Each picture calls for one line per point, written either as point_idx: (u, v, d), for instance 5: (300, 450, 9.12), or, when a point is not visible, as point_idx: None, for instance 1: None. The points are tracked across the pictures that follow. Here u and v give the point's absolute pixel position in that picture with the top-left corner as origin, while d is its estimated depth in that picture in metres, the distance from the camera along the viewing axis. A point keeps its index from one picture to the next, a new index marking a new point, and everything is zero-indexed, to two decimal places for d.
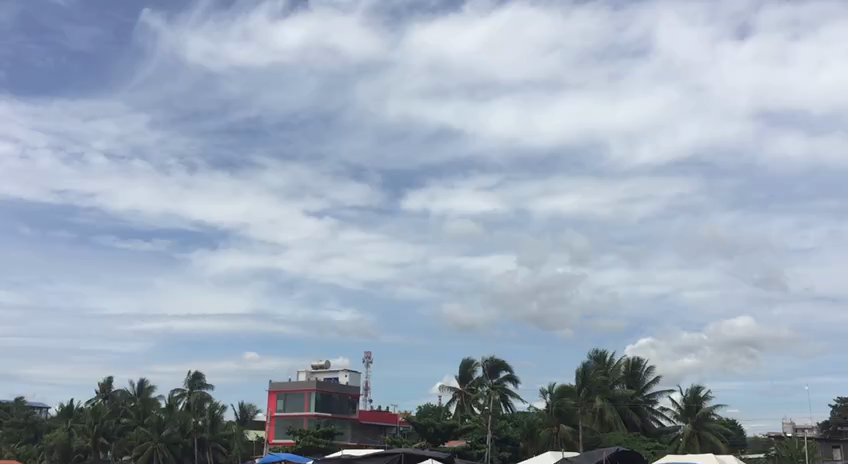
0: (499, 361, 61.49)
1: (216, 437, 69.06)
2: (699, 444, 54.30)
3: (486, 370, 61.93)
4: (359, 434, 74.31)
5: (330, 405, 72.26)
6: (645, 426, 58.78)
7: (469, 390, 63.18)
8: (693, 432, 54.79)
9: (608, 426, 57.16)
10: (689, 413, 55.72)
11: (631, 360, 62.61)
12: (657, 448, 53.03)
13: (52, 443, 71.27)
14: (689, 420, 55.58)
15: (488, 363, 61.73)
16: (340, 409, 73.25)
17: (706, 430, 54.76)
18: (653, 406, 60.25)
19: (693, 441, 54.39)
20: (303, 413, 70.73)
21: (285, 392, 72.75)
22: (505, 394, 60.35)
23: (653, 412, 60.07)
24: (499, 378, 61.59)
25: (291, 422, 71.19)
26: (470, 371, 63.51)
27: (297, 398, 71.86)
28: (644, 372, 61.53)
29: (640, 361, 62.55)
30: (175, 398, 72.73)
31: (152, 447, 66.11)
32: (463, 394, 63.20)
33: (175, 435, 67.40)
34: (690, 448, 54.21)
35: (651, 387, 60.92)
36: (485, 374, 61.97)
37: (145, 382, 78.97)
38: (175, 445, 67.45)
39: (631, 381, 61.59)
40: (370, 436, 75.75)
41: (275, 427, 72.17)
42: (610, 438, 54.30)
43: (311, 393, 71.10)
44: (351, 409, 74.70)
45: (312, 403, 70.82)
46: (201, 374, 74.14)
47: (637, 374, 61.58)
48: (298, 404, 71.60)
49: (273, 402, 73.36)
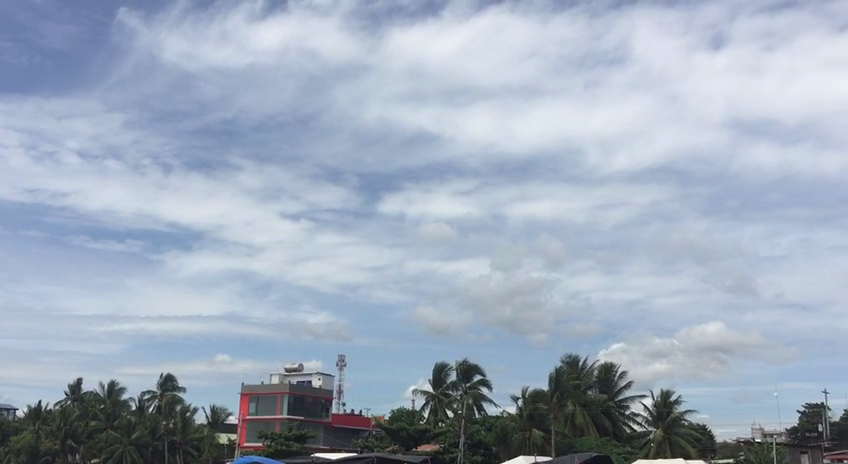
0: (471, 364, 61.53)
1: (187, 440, 68.26)
2: (670, 448, 54.94)
3: (461, 373, 61.90)
4: (332, 437, 74.06)
5: (302, 408, 72.03)
6: (617, 431, 59.22)
7: (443, 394, 63.14)
8: (664, 437, 55.33)
9: (580, 430, 57.52)
10: (661, 417, 56.31)
11: (604, 365, 63.05)
12: (628, 453, 53.48)
13: (18, 445, 70.28)
14: (660, 425, 56.11)
15: (461, 367, 61.76)
16: (313, 413, 73.04)
17: (677, 435, 55.45)
18: (624, 411, 60.69)
19: (664, 446, 54.99)
20: (275, 416, 70.41)
21: (256, 395, 72.38)
22: (479, 399, 60.22)
23: (625, 417, 60.49)
24: (473, 382, 61.62)
25: (262, 425, 70.94)
26: (444, 375, 63.51)
27: (269, 401, 71.46)
28: (617, 377, 61.96)
29: (613, 365, 63.00)
30: (146, 400, 72.01)
31: (122, 449, 65.56)
32: (436, 398, 63.11)
33: (145, 437, 66.70)
34: (660, 452, 54.82)
35: (623, 392, 61.38)
36: (460, 377, 61.97)
37: (115, 384, 78.16)
38: (145, 448, 66.71)
39: (604, 385, 61.94)
40: (343, 439, 75.49)
41: (247, 431, 71.91)
42: (582, 443, 54.58)
43: (283, 396, 70.76)
44: (324, 413, 74.57)
45: (285, 406, 70.46)
46: (172, 376, 73.25)
47: (610, 378, 61.96)
48: (270, 407, 71.20)
49: (244, 405, 72.96)
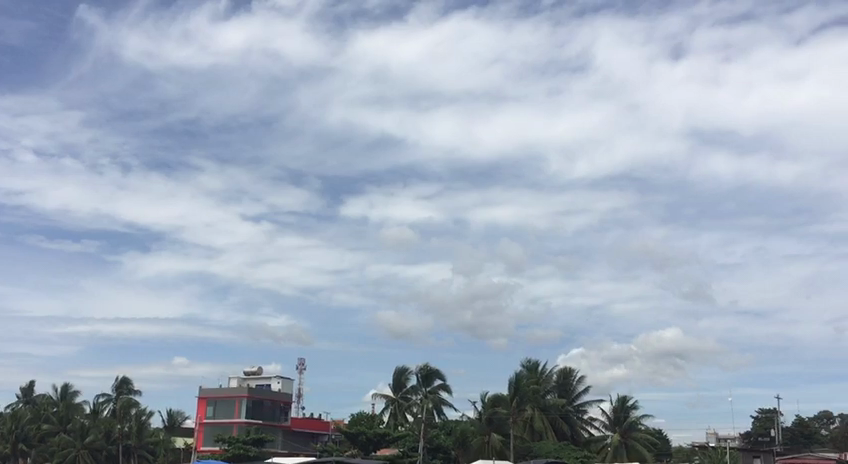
0: (432, 368, 61.58)
1: (143, 444, 67.27)
2: (627, 453, 55.64)
3: (421, 378, 61.92)
4: (291, 441, 73.53)
5: (260, 411, 71.40)
6: (575, 435, 59.75)
7: (402, 398, 63.11)
8: (621, 441, 55.99)
9: (539, 434, 57.92)
10: (618, 422, 56.95)
11: (563, 370, 63.56)
12: (585, 458, 53.99)
13: None
14: (617, 429, 56.80)
15: (421, 371, 61.80)
16: (271, 416, 72.45)
17: (633, 439, 56.19)
18: (582, 415, 61.28)
19: (621, 450, 55.65)
20: (233, 420, 69.68)
21: (214, 398, 71.59)
22: (439, 403, 60.31)
23: (583, 421, 61.07)
24: (433, 386, 61.69)
25: (220, 429, 70.15)
26: (405, 378, 63.49)
27: (227, 405, 70.74)
28: (576, 382, 62.53)
29: (572, 370, 63.56)
30: (101, 404, 70.79)
31: (75, 454, 64.35)
32: (396, 402, 63.04)
33: (99, 441, 65.56)
34: (617, 457, 55.46)
35: (581, 397, 61.97)
36: (420, 380, 61.99)
37: (69, 387, 76.73)
38: (99, 452, 65.57)
39: (562, 390, 62.51)
40: (302, 443, 75.01)
41: (204, 435, 71.04)
42: (541, 448, 54.97)
43: (241, 400, 70.08)
44: (283, 416, 73.99)
45: (243, 410, 69.78)
46: (128, 379, 72.16)
47: (569, 383, 62.50)
48: (228, 411, 70.46)
49: (202, 409, 72.11)
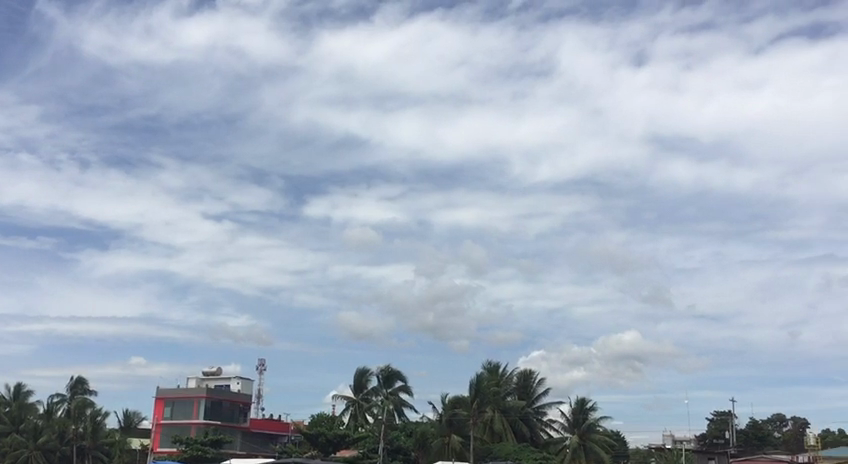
0: (393, 369, 61.53)
1: (98, 445, 66.19)
2: (585, 455, 56.19)
3: (382, 379, 61.84)
4: (250, 442, 72.88)
5: (219, 412, 70.66)
6: (534, 437, 60.16)
7: (363, 400, 62.98)
8: (579, 443, 56.52)
9: (498, 436, 58.21)
10: (577, 424, 57.47)
11: (523, 372, 63.94)
12: (544, 459, 54.39)
13: None
14: (576, 431, 57.32)
15: (382, 373, 61.73)
16: (230, 417, 71.74)
17: (591, 441, 56.79)
18: (542, 417, 61.74)
19: (579, 452, 56.17)
20: (191, 421, 68.82)
21: (172, 398, 70.65)
22: (399, 404, 60.28)
23: (542, 423, 61.53)
24: (393, 388, 61.65)
25: (177, 430, 69.26)
26: (366, 380, 63.36)
27: (185, 405, 69.87)
28: (536, 384, 62.96)
29: (532, 372, 63.98)
30: (55, 404, 69.42)
31: (27, 454, 63.04)
32: (356, 404, 62.90)
33: (52, 442, 64.33)
34: (575, 458, 55.97)
35: (540, 399, 62.45)
36: (381, 382, 61.90)
37: (21, 386, 75.12)
38: (53, 453, 64.33)
39: (523, 392, 62.90)
40: (261, 444, 74.40)
41: (161, 436, 70.10)
42: (500, 449, 55.22)
43: (200, 401, 69.31)
44: (242, 417, 73.29)
45: (201, 411, 68.98)
46: (84, 379, 70.89)
47: (528, 385, 62.92)
48: (186, 412, 69.60)
49: (159, 409, 71.13)
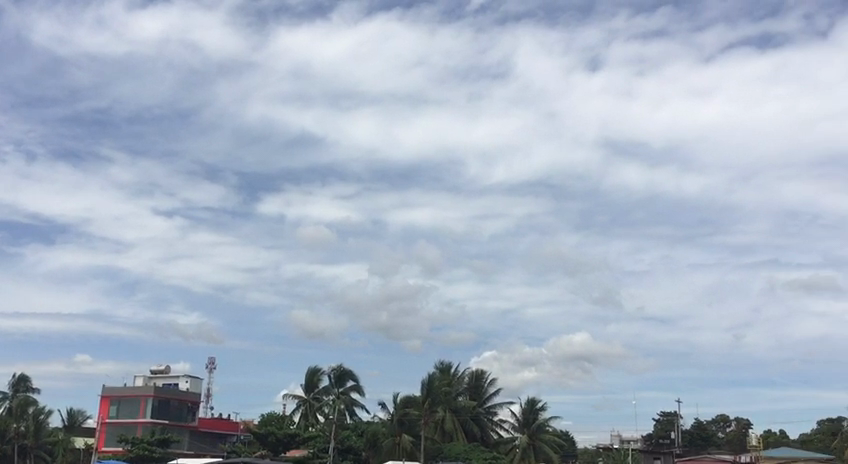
0: (344, 369, 61.30)
1: (40, 444, 64.72)
2: (534, 454, 56.73)
3: (334, 378, 61.57)
4: (198, 442, 71.90)
5: (167, 411, 69.62)
6: (484, 437, 60.55)
7: (314, 399, 62.64)
8: (529, 443, 57.04)
9: (449, 436, 58.43)
10: (527, 424, 57.98)
11: (475, 372, 64.27)
12: (494, 459, 54.76)
13: None
14: (526, 431, 57.84)
15: (334, 372, 61.46)
16: (178, 416, 70.72)
17: (541, 441, 57.37)
18: (492, 417, 62.16)
19: (529, 451, 56.69)
20: (138, 420, 67.67)
21: (118, 397, 69.38)
22: (351, 404, 60.09)
23: (493, 423, 61.94)
24: (345, 387, 61.42)
25: (123, 429, 68.05)
26: (317, 379, 63.02)
27: (131, 404, 68.67)
28: (487, 384, 63.36)
29: (483, 372, 64.35)
30: None
31: None
32: (307, 403, 62.53)
33: None
34: (525, 458, 56.46)
35: (491, 399, 62.87)
36: (332, 381, 61.62)
37: None
38: None
39: (474, 392, 63.24)
40: (210, 444, 73.44)
41: (106, 435, 68.86)
42: (450, 449, 55.42)
43: (147, 399, 68.17)
44: (190, 416, 72.28)
45: (148, 410, 67.88)
46: (27, 377, 69.21)
47: (480, 385, 63.27)
48: (132, 411, 68.41)
49: (105, 408, 69.80)
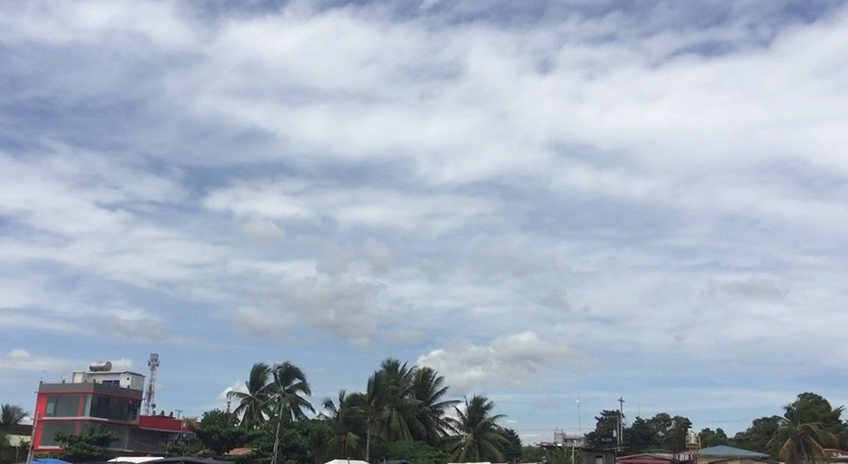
0: (291, 367, 60.81)
1: None
2: (479, 452, 57.09)
3: (280, 376, 61.03)
4: (138, 440, 70.55)
5: (107, 409, 68.15)
6: (430, 435, 60.73)
7: (259, 397, 62.04)
8: (474, 441, 57.39)
9: (395, 434, 58.42)
10: (472, 422, 58.33)
11: (422, 371, 64.38)
12: (439, 457, 54.97)
13: None
14: (471, 429, 58.17)
15: (280, 370, 60.93)
16: (118, 414, 69.29)
17: (486, 439, 57.77)
18: (438, 415, 62.37)
19: (474, 450, 57.02)
20: (76, 418, 66.07)
21: (56, 394, 67.65)
22: (296, 402, 59.64)
23: (439, 421, 62.16)
24: (290, 385, 60.93)
25: (61, 427, 66.38)
26: (262, 377, 62.41)
27: (70, 401, 67.01)
28: (433, 382, 63.53)
29: (430, 371, 64.49)
30: None
31: None
32: (252, 401, 61.93)
33: None
34: (469, 456, 56.78)
35: (438, 398, 63.08)
36: (278, 379, 61.08)
37: None
38: None
39: (420, 391, 63.33)
40: (151, 442, 72.12)
41: (43, 433, 67.11)
42: (396, 447, 55.44)
43: (86, 397, 66.61)
44: (131, 414, 70.89)
45: (87, 407, 66.34)
46: None
47: (426, 384, 63.41)
48: (71, 408, 66.78)
49: (42, 405, 68.01)
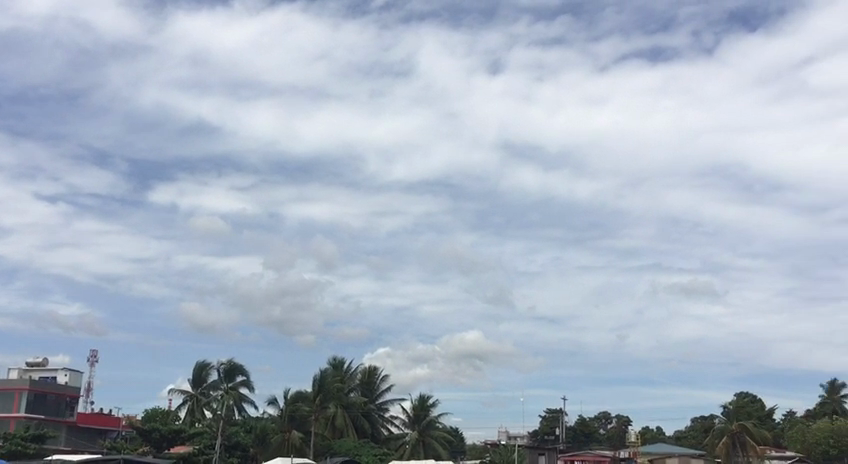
0: (235, 364, 60.09)
1: None
2: (423, 450, 57.25)
3: (223, 373, 60.26)
4: (75, 438, 68.94)
5: (43, 406, 66.43)
6: (375, 433, 60.68)
7: (201, 394, 61.23)
8: (419, 439, 57.52)
9: (339, 432, 58.12)
10: (417, 420, 58.47)
11: (368, 369, 64.27)
12: (383, 455, 54.98)
13: None
14: (416, 427, 58.31)
15: (224, 367, 60.18)
16: (55, 412, 67.61)
17: (430, 437, 57.96)
18: (384, 413, 62.35)
19: (418, 448, 57.15)
20: (11, 415, 64.20)
21: None
22: (240, 399, 58.98)
23: (384, 419, 62.15)
24: (234, 382, 60.22)
25: None
26: (205, 374, 61.56)
27: (5, 398, 65.09)
28: (379, 380, 63.49)
29: (376, 369, 64.41)
30: None
31: None
32: (194, 398, 61.06)
33: None
34: (414, 454, 56.87)
35: (383, 396, 63.07)
36: (221, 376, 60.31)
37: None
38: None
39: (366, 389, 63.24)
40: (88, 440, 70.55)
41: None
42: (340, 445, 55.25)
43: (22, 393, 64.78)
44: (68, 412, 69.25)
45: (23, 404, 64.55)
46: None
47: (372, 382, 63.34)
48: (5, 405, 64.88)
49: None
